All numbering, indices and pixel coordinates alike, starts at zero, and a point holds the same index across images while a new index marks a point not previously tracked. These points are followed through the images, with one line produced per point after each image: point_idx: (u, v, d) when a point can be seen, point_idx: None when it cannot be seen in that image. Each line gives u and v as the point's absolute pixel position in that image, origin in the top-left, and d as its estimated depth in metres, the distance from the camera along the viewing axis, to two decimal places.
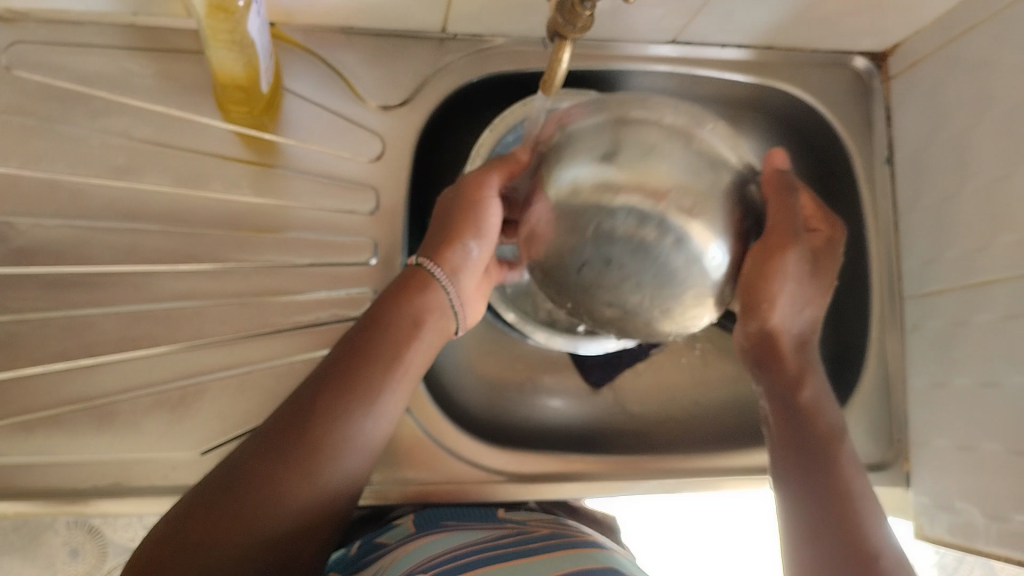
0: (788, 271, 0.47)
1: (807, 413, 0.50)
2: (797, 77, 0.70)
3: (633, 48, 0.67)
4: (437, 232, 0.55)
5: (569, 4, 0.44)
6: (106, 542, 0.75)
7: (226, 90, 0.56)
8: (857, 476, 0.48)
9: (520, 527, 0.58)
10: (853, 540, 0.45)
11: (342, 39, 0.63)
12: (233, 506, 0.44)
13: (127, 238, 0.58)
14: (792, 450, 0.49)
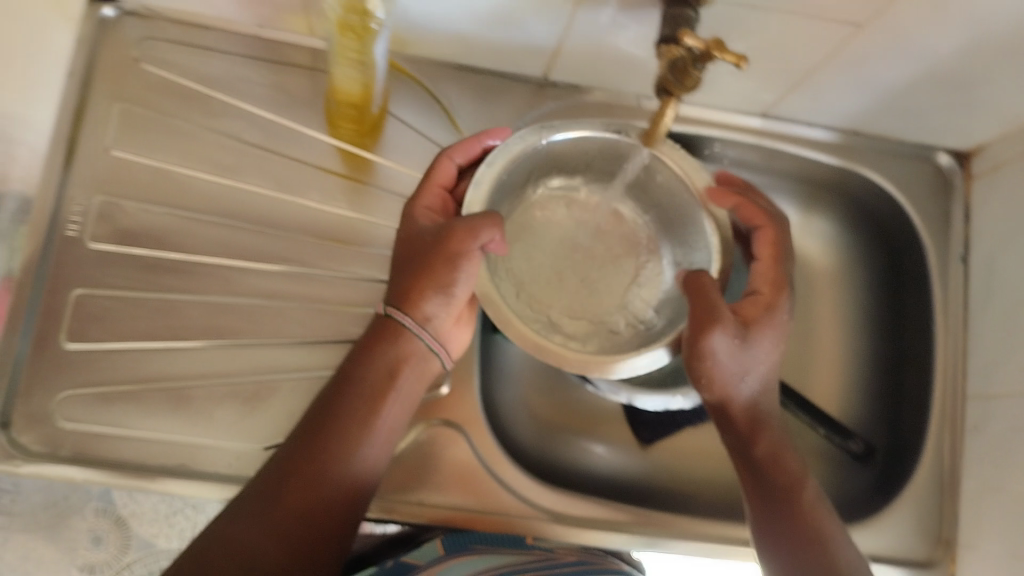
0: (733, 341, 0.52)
1: (769, 463, 0.54)
2: (879, 164, 0.71)
3: (723, 116, 0.69)
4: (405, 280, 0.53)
5: (680, 65, 0.47)
6: (130, 535, 0.68)
7: (339, 107, 0.60)
8: (816, 511, 0.53)
9: (548, 554, 0.61)
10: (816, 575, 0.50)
11: (448, 73, 0.66)
12: (235, 530, 0.47)
13: (224, 233, 0.61)
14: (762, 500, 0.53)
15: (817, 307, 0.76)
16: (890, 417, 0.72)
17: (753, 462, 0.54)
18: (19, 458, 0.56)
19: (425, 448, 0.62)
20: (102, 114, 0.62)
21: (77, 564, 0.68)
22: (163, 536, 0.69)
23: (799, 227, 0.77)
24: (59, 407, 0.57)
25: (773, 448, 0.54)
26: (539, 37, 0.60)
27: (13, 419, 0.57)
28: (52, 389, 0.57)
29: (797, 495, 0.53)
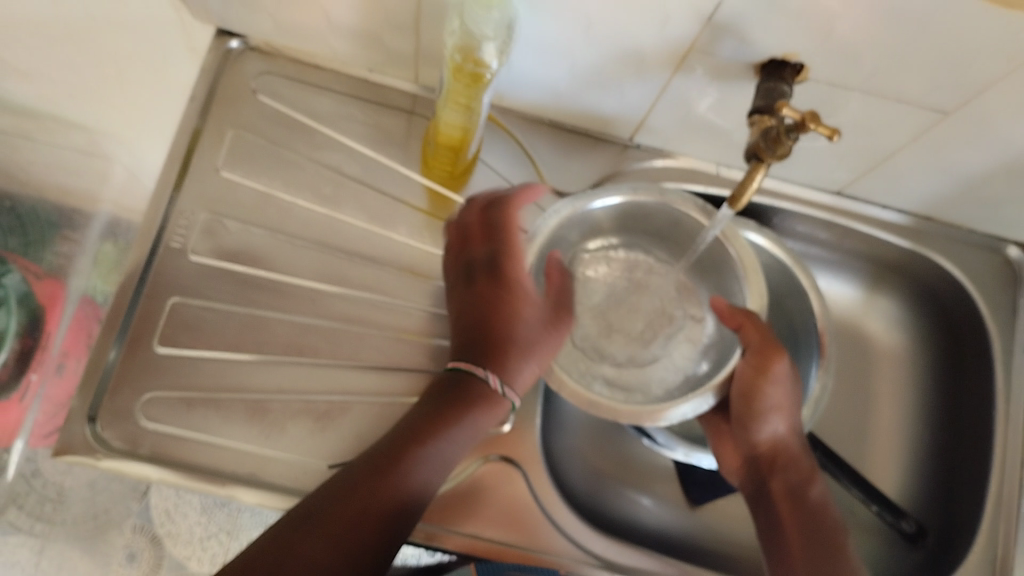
0: (782, 379, 0.58)
1: (805, 506, 0.59)
2: (949, 251, 0.72)
3: (799, 191, 0.71)
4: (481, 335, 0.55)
5: (775, 133, 0.50)
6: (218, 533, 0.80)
7: (437, 149, 0.63)
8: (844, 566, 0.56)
9: None
10: None
11: (539, 128, 0.70)
12: (303, 522, 0.46)
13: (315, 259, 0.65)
14: (792, 533, 0.58)
15: (876, 387, 0.77)
16: (944, 501, 0.72)
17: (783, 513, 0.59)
18: (100, 451, 0.58)
19: (481, 481, 0.63)
20: (216, 138, 0.66)
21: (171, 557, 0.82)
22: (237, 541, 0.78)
23: (864, 306, 0.78)
24: (143, 408, 0.60)
25: (811, 494, 0.60)
26: (631, 101, 0.63)
27: (99, 415, 0.59)
28: (139, 388, 0.60)
29: (828, 534, 0.58)
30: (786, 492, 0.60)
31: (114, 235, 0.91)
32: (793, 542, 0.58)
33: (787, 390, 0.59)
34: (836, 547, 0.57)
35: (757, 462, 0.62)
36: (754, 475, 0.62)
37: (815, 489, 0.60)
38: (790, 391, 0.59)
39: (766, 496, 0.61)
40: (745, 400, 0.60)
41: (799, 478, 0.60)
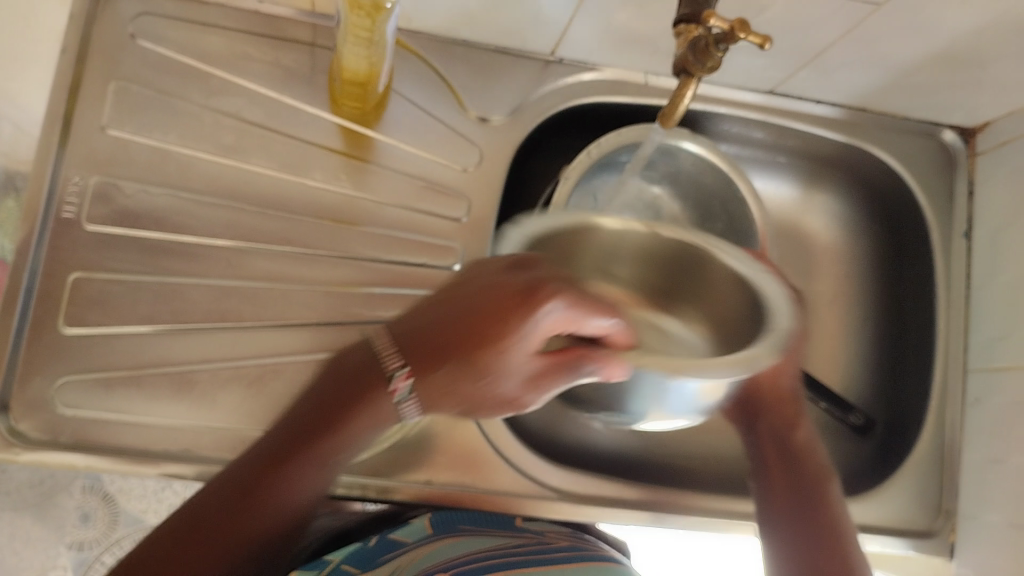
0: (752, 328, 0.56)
1: (807, 453, 0.54)
2: (885, 141, 0.71)
3: (730, 93, 0.68)
4: (432, 330, 0.45)
5: (704, 44, 0.46)
6: (118, 511, 0.79)
7: (344, 86, 0.58)
8: (812, 511, 0.51)
9: (539, 537, 0.57)
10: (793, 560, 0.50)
11: (453, 50, 0.65)
12: (206, 524, 0.42)
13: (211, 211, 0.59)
14: (768, 479, 0.54)
15: (819, 287, 0.76)
16: (890, 392, 0.73)
17: (768, 457, 0.54)
18: (18, 444, 0.54)
19: (429, 431, 0.61)
20: (97, 91, 0.60)
21: (67, 541, 0.79)
22: (150, 510, 0.79)
23: (801, 205, 0.77)
24: (59, 394, 0.56)
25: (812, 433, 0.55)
26: (550, 14, 0.59)
27: (12, 406, 0.55)
28: (52, 375, 0.56)
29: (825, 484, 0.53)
30: (776, 437, 0.54)
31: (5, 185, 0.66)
32: (770, 486, 0.53)
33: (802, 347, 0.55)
34: (811, 492, 0.52)
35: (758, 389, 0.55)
36: (742, 420, 0.56)
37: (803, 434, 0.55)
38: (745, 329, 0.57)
39: (754, 436, 0.55)
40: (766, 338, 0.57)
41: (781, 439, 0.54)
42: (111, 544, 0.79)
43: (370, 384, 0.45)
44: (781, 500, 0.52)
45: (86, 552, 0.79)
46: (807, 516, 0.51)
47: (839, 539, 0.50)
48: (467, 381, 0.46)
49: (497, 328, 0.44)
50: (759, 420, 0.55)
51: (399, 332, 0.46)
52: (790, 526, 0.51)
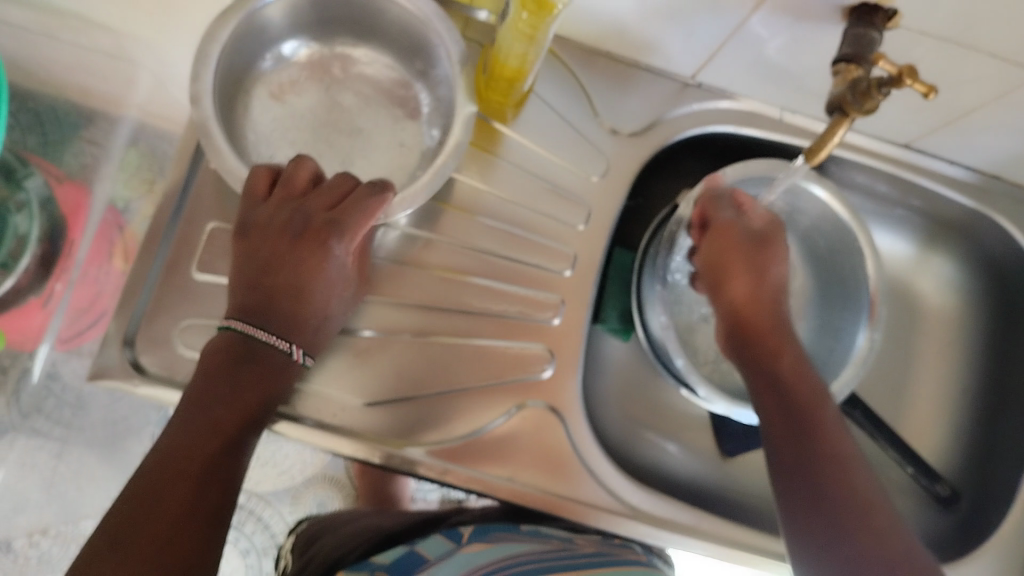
0: (742, 251, 0.59)
1: (838, 452, 0.51)
2: (1013, 211, 0.70)
3: (869, 143, 0.68)
4: (263, 291, 0.53)
5: (866, 86, 0.46)
6: None
7: (492, 79, 0.60)
8: (819, 437, 0.51)
9: (567, 542, 0.61)
10: (808, 490, 0.50)
11: (595, 62, 0.67)
12: (161, 480, 0.46)
13: (239, 43, 0.58)
14: (766, 408, 0.54)
15: (922, 350, 0.75)
16: (981, 467, 0.72)
17: (761, 385, 0.55)
18: (138, 376, 0.56)
19: (516, 427, 0.61)
20: None
21: None
22: None
23: (916, 264, 0.76)
24: (181, 335, 0.58)
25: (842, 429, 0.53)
26: (700, 38, 0.60)
27: (136, 341, 0.58)
28: (176, 317, 0.58)
29: (864, 487, 0.50)
30: (766, 365, 0.56)
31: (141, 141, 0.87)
32: (769, 417, 0.54)
33: (771, 263, 0.60)
34: (813, 413, 0.53)
35: (763, 346, 0.56)
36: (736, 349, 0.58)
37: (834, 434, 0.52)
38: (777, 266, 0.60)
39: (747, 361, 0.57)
40: (717, 275, 0.60)
41: (770, 360, 0.56)
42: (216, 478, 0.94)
43: (275, 314, 0.53)
44: (787, 430, 0.52)
45: None
46: (859, 528, 0.47)
47: (857, 480, 0.50)
48: (304, 313, 0.53)
49: (274, 256, 0.53)
50: (754, 349, 0.57)
51: (242, 301, 0.53)
52: (807, 474, 0.50)
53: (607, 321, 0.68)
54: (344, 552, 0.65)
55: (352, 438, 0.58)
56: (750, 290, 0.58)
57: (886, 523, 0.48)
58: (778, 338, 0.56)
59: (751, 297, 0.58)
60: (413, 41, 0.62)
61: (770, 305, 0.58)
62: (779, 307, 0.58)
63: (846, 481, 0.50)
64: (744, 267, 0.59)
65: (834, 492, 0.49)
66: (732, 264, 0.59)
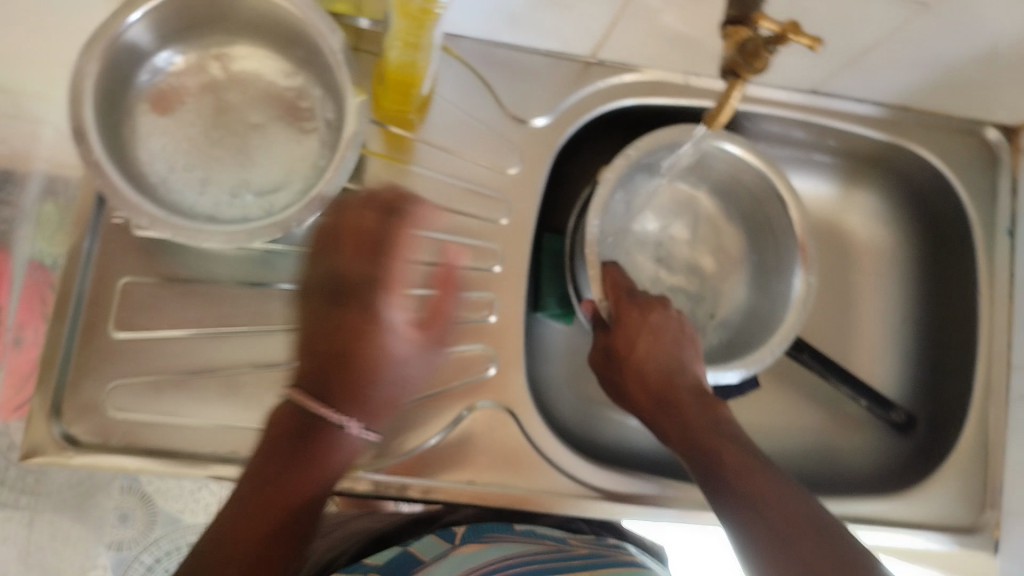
0: (642, 322, 0.61)
1: (742, 470, 0.51)
2: (926, 138, 0.70)
3: (773, 92, 0.67)
4: (327, 368, 0.55)
5: (753, 46, 0.46)
6: (157, 511, 0.84)
7: (388, 87, 0.59)
8: (765, 474, 0.50)
9: (559, 544, 0.60)
10: (761, 530, 0.47)
11: (493, 53, 0.66)
12: None
13: (110, 69, 0.53)
14: (702, 464, 0.53)
15: (858, 285, 0.76)
16: (931, 388, 0.73)
17: (699, 443, 0.54)
18: (71, 448, 0.55)
19: (469, 431, 0.61)
20: None
21: (106, 541, 0.84)
22: (188, 510, 0.85)
23: (842, 202, 0.76)
24: (110, 398, 0.57)
25: (747, 448, 0.53)
26: (592, 17, 0.59)
27: (64, 409, 0.56)
28: (102, 379, 0.57)
29: (779, 497, 0.49)
30: (695, 419, 0.56)
31: (55, 194, 0.73)
32: (708, 467, 0.53)
33: (655, 322, 0.61)
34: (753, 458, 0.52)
35: (660, 402, 0.58)
36: (657, 413, 0.58)
37: (737, 454, 0.52)
38: (663, 320, 0.62)
39: (664, 425, 0.57)
40: (619, 346, 0.61)
41: (704, 411, 0.56)
42: (149, 543, 0.84)
43: (346, 403, 0.55)
44: (730, 480, 0.51)
45: (126, 551, 0.84)
46: (773, 538, 0.46)
47: (802, 511, 0.48)
48: (369, 385, 0.56)
49: (400, 344, 0.56)
50: (669, 418, 0.57)
51: (307, 385, 0.55)
52: (750, 515, 0.48)
53: (547, 307, 0.68)
54: (334, 555, 0.63)
55: None
56: (642, 353, 0.60)
57: (799, 524, 0.47)
58: (689, 395, 0.57)
59: (654, 362, 0.59)
60: (284, 26, 0.57)
61: (661, 368, 0.59)
62: (673, 361, 0.60)
63: (793, 513, 0.48)
64: (640, 334, 0.60)
65: (784, 530, 0.46)
66: (632, 334, 0.60)
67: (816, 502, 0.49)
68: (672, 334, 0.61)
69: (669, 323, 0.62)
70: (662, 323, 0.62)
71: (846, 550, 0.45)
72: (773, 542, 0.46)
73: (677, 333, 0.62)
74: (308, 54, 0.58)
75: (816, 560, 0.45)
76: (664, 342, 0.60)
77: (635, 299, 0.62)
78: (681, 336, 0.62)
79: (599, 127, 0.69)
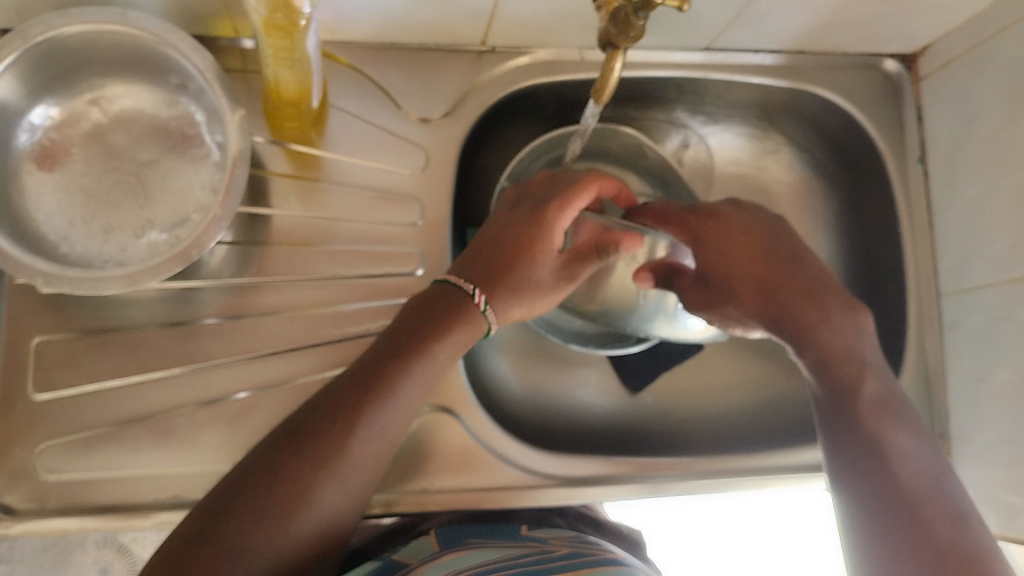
0: (730, 225, 0.59)
1: (878, 410, 0.53)
2: (828, 79, 0.71)
3: (669, 56, 0.67)
4: (484, 261, 0.56)
5: (623, 15, 0.46)
6: (135, 559, 0.79)
7: (278, 106, 0.57)
8: (903, 418, 0.53)
9: (543, 546, 0.59)
10: (911, 483, 0.50)
11: (384, 56, 0.65)
12: (219, 530, 0.44)
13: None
14: (835, 386, 0.54)
15: None
16: None
17: (841, 369, 0.54)
18: (8, 518, 0.54)
19: (417, 438, 0.60)
20: None
21: None
22: None
23: (758, 153, 0.77)
24: (41, 461, 0.55)
25: (880, 377, 0.54)
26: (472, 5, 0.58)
27: None
28: (29, 444, 0.55)
29: (909, 453, 0.51)
30: (832, 341, 0.55)
31: None
32: (848, 390, 0.53)
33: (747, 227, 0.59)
34: (893, 395, 0.54)
35: (774, 312, 0.56)
36: (765, 315, 0.57)
37: (875, 386, 0.54)
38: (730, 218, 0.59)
39: (772, 325, 0.57)
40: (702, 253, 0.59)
41: (833, 319, 0.55)
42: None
43: (415, 356, 0.52)
44: (870, 415, 0.52)
45: None
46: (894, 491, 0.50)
47: (925, 466, 0.51)
48: (505, 294, 0.56)
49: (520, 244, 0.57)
50: (798, 312, 0.56)
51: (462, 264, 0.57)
52: (873, 462, 0.51)
53: None
54: None
55: None
56: (749, 265, 0.57)
57: (917, 479, 0.50)
58: (816, 294, 0.56)
59: (756, 258, 0.57)
60: (150, 55, 0.56)
61: (787, 261, 0.57)
62: (772, 254, 0.57)
63: (930, 471, 0.51)
64: (734, 235, 0.58)
65: (941, 497, 0.50)
66: (729, 236, 0.58)
67: (934, 451, 0.53)
68: (766, 232, 0.58)
69: (744, 216, 0.59)
70: (734, 219, 0.59)
71: (957, 509, 0.49)
72: (890, 496, 0.49)
73: (769, 227, 0.59)
74: (184, 81, 0.57)
75: (932, 518, 0.48)
76: (777, 250, 0.57)
77: (700, 211, 0.60)
78: (773, 227, 0.59)
79: (503, 114, 0.69)
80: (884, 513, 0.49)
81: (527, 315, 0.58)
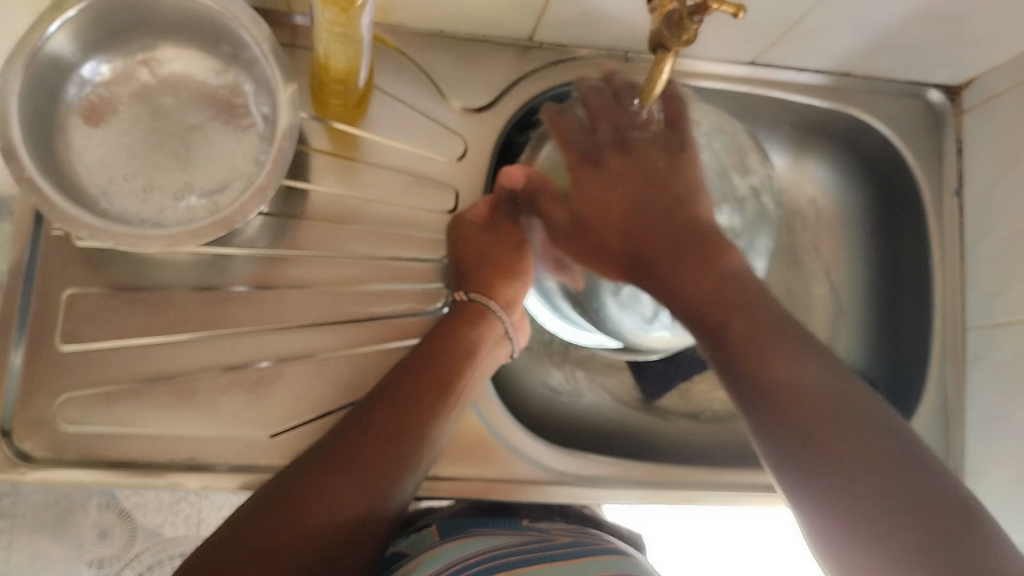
0: (621, 165, 0.55)
1: (752, 343, 0.47)
2: (870, 103, 0.71)
3: (714, 67, 0.67)
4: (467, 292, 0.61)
5: (678, 18, 0.45)
6: (136, 525, 0.80)
7: (324, 82, 0.58)
8: (782, 337, 0.46)
9: (542, 535, 0.60)
10: (797, 420, 0.43)
11: (430, 43, 0.65)
12: (255, 531, 0.46)
13: (32, 81, 0.53)
14: (704, 336, 0.49)
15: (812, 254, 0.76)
16: (891, 354, 0.74)
17: (707, 316, 0.49)
18: (24, 464, 0.54)
19: None
20: None
21: (87, 556, 0.79)
22: (167, 523, 0.80)
23: (794, 170, 0.76)
24: (60, 411, 0.56)
25: (758, 312, 0.48)
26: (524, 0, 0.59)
27: (14, 427, 0.55)
28: (51, 394, 0.56)
29: (818, 408, 0.43)
30: (700, 282, 0.50)
31: None
32: (725, 341, 0.48)
33: (632, 165, 0.54)
34: (773, 317, 0.48)
35: (640, 261, 0.53)
36: (651, 278, 0.52)
37: (746, 322, 0.48)
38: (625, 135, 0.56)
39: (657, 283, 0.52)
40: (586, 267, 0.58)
41: (706, 251, 0.51)
42: (130, 558, 0.80)
43: (438, 371, 0.56)
44: (744, 353, 0.47)
45: (108, 567, 0.79)
46: (801, 442, 0.42)
47: (831, 401, 0.43)
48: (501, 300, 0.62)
49: (493, 263, 0.62)
50: (668, 276, 0.51)
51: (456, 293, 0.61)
52: (772, 426, 0.44)
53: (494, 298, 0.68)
54: None
55: (262, 475, 0.57)
56: (616, 223, 0.54)
57: (806, 402, 0.43)
58: (702, 272, 0.50)
59: (630, 219, 0.53)
60: (205, 21, 0.57)
61: (661, 215, 0.53)
62: (658, 211, 0.53)
63: (830, 388, 0.44)
64: (608, 177, 0.55)
65: (838, 423, 0.42)
66: (607, 177, 0.55)
67: (838, 371, 0.45)
68: (643, 171, 0.54)
69: (637, 158, 0.55)
70: (621, 145, 0.55)
71: (856, 418, 0.42)
72: (778, 430, 0.43)
73: (663, 160, 0.54)
74: (234, 50, 0.58)
75: (849, 458, 0.41)
76: (648, 206, 0.53)
77: (587, 144, 0.56)
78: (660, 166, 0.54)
79: None
80: (779, 456, 0.43)
81: (524, 269, 0.64)
